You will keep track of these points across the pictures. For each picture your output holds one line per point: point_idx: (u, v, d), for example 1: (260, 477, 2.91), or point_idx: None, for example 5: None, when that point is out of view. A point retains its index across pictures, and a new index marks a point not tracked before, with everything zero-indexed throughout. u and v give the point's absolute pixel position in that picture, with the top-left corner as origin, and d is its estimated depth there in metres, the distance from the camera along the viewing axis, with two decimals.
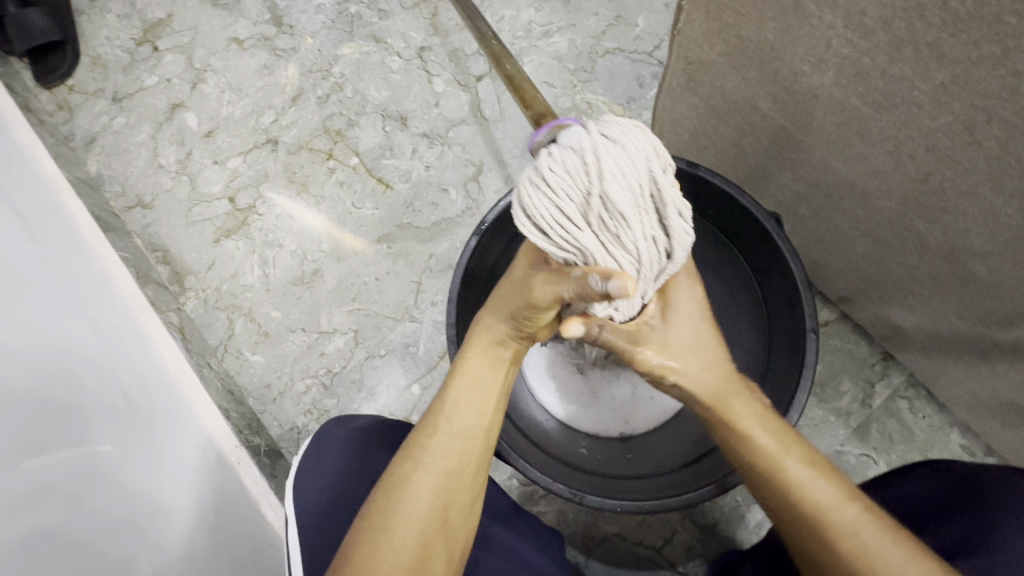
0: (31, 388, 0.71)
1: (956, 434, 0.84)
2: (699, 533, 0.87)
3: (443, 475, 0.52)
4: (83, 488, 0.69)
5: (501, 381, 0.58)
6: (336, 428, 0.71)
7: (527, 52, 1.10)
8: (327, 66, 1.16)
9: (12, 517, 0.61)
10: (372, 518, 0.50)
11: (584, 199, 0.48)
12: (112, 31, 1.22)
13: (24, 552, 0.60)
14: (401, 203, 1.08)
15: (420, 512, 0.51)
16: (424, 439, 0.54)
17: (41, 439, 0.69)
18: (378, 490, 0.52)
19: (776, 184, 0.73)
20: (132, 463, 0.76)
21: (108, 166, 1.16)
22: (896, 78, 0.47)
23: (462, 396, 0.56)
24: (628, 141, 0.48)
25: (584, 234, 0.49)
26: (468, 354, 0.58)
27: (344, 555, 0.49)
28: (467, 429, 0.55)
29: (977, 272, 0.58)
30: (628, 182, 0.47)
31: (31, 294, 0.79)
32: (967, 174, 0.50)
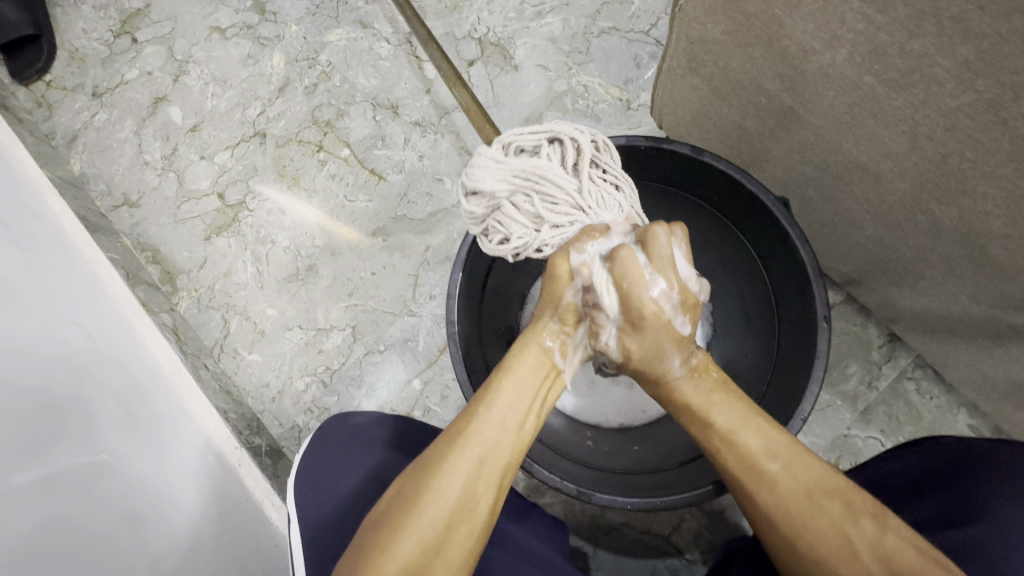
0: (42, 382, 0.73)
1: (963, 415, 0.84)
2: (707, 520, 0.86)
3: (476, 462, 0.50)
4: (92, 481, 0.71)
5: (543, 384, 0.57)
6: (335, 426, 0.70)
7: (520, 34, 1.06)
8: (313, 54, 1.12)
9: (33, 505, 0.65)
10: (402, 499, 0.49)
11: (511, 193, 0.58)
12: (89, 23, 1.17)
13: (40, 539, 0.62)
14: (395, 195, 1.06)
15: (449, 497, 0.49)
16: (462, 425, 0.53)
17: (50, 432, 0.71)
18: (411, 472, 0.51)
19: (780, 165, 0.71)
20: (140, 457, 0.77)
21: (92, 164, 1.13)
22: (916, 55, 0.45)
23: (505, 390, 0.54)
24: (487, 165, 0.57)
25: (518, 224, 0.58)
26: (518, 351, 0.58)
27: (372, 528, 0.49)
28: (507, 422, 0.53)
29: (995, 256, 0.57)
30: (507, 164, 0.57)
31: (28, 299, 0.79)
32: (989, 155, 0.48)
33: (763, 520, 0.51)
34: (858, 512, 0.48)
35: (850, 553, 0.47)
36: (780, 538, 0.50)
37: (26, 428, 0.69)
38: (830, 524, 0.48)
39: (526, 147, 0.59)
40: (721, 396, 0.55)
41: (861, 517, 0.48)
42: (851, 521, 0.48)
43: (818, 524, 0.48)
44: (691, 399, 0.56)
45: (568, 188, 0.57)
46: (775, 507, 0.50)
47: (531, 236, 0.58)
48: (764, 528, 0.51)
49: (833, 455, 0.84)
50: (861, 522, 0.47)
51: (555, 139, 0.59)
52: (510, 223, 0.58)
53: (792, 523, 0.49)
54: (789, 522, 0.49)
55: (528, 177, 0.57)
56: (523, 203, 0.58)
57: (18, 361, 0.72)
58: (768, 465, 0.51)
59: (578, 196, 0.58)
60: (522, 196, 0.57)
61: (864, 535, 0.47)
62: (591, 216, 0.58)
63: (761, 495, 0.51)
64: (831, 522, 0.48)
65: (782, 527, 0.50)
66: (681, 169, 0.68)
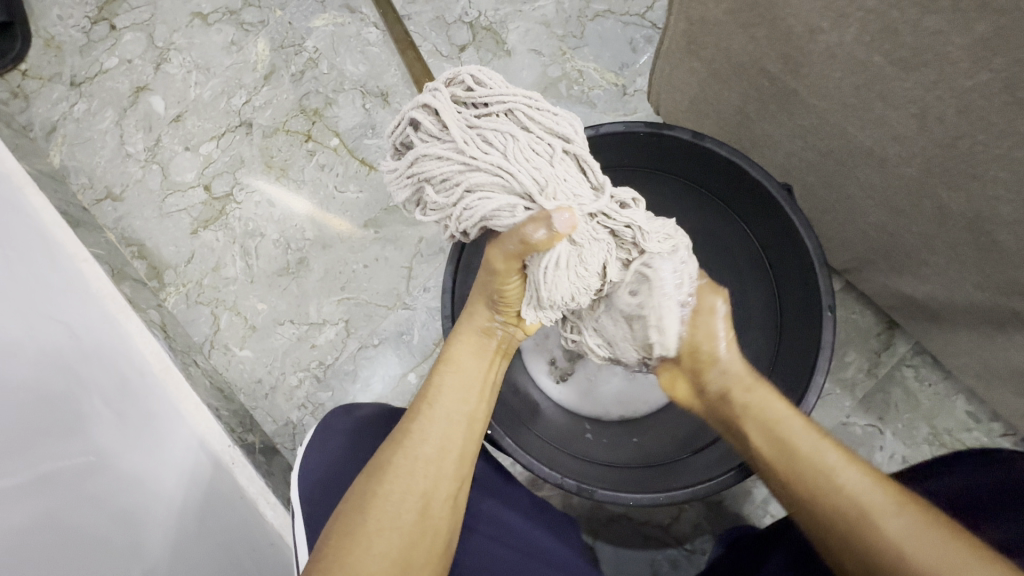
0: (33, 375, 0.74)
1: (961, 401, 0.84)
2: (706, 510, 0.86)
3: (423, 461, 0.51)
4: (80, 480, 0.70)
5: (486, 371, 0.58)
6: (339, 419, 0.68)
7: (513, 18, 1.03)
8: (299, 40, 1.08)
9: (22, 504, 0.65)
10: (353, 502, 0.50)
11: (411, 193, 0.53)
12: (64, 9, 1.12)
13: (30, 536, 0.63)
14: (387, 185, 1.03)
15: (398, 499, 0.50)
16: (406, 423, 0.53)
17: (41, 426, 0.71)
18: (363, 475, 0.52)
19: (781, 151, 0.69)
20: (136, 449, 0.77)
21: (73, 157, 1.09)
22: (929, 33, 0.44)
23: (445, 381, 0.55)
24: (390, 181, 0.53)
25: (442, 215, 0.52)
26: (455, 343, 0.58)
27: (329, 532, 0.50)
28: (451, 414, 0.53)
29: (1002, 242, 0.56)
30: (398, 168, 0.51)
31: (24, 295, 0.79)
32: (1001, 137, 0.47)
33: None
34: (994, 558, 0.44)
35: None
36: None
37: (18, 423, 0.70)
38: (933, 560, 0.45)
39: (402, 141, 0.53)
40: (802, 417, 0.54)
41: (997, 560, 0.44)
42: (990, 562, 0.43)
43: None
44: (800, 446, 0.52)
45: (456, 156, 0.49)
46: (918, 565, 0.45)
47: (449, 226, 0.52)
48: None
49: None
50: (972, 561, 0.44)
51: (415, 118, 0.51)
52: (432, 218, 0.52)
53: (892, 560, 0.46)
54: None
55: (410, 171, 0.51)
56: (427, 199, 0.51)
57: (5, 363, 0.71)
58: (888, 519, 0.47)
59: (463, 158, 0.49)
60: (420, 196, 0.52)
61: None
62: (491, 164, 0.48)
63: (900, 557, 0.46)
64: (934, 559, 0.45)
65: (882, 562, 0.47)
66: (681, 155, 0.67)
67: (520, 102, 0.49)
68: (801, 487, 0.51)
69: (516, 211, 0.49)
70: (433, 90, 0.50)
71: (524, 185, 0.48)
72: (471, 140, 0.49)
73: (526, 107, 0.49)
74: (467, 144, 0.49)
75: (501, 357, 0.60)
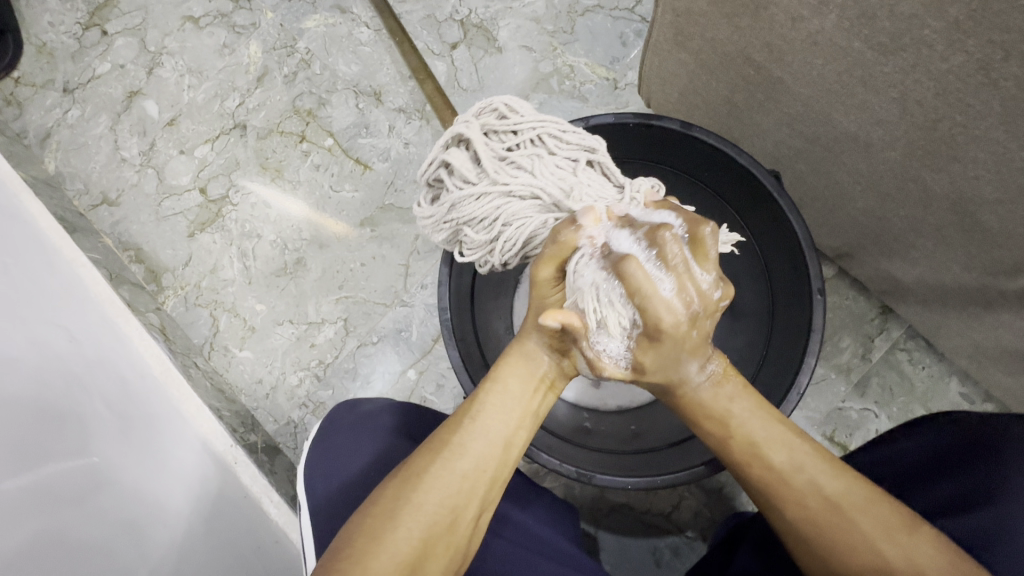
0: (37, 392, 0.79)
1: (954, 383, 0.85)
2: (706, 498, 0.87)
3: (461, 476, 0.50)
4: (86, 491, 0.77)
5: (533, 398, 0.55)
6: (344, 414, 0.69)
7: (503, 15, 1.04)
8: (291, 41, 1.09)
9: (36, 516, 0.73)
10: (383, 504, 0.49)
11: (451, 236, 0.58)
12: (55, 15, 1.12)
13: (35, 551, 0.70)
14: (382, 183, 1.04)
15: (431, 508, 0.49)
16: (448, 435, 0.52)
17: (48, 442, 0.78)
18: (395, 477, 0.51)
19: (771, 139, 0.70)
20: (132, 456, 0.80)
21: (68, 163, 1.10)
22: (905, 17, 0.45)
23: (490, 401, 0.54)
24: (427, 225, 0.58)
25: (480, 245, 0.57)
26: (505, 364, 0.56)
27: (353, 529, 0.49)
28: (492, 435, 0.52)
29: (986, 222, 0.57)
30: (433, 214, 0.57)
31: (22, 309, 0.81)
32: (979, 118, 0.48)
33: (792, 535, 0.52)
34: (897, 528, 0.48)
35: (883, 568, 0.48)
36: (810, 553, 0.51)
37: (22, 441, 0.76)
38: (864, 541, 0.49)
39: (437, 184, 0.58)
40: (744, 405, 0.54)
41: (895, 532, 0.48)
42: (882, 529, 0.49)
43: (851, 537, 0.49)
44: (710, 406, 0.54)
45: (490, 186, 0.54)
46: (803, 518, 0.51)
47: (485, 258, 0.58)
48: (795, 543, 0.52)
49: (828, 428, 0.85)
50: (895, 537, 0.48)
51: (448, 165, 0.56)
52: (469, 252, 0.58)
53: (793, 508, 0.52)
54: (822, 537, 0.50)
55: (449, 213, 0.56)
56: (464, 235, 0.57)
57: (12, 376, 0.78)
58: (794, 477, 0.52)
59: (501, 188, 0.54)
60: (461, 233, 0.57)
61: (899, 549, 0.48)
62: (523, 188, 0.55)
63: (788, 507, 0.52)
64: (864, 537, 0.49)
65: (814, 543, 0.51)
66: (669, 144, 0.68)
67: (545, 127, 0.56)
68: (745, 475, 0.54)
69: (551, 224, 0.55)
70: (461, 125, 0.55)
71: (560, 199, 0.55)
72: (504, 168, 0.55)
73: (555, 129, 0.56)
74: (503, 178, 0.54)
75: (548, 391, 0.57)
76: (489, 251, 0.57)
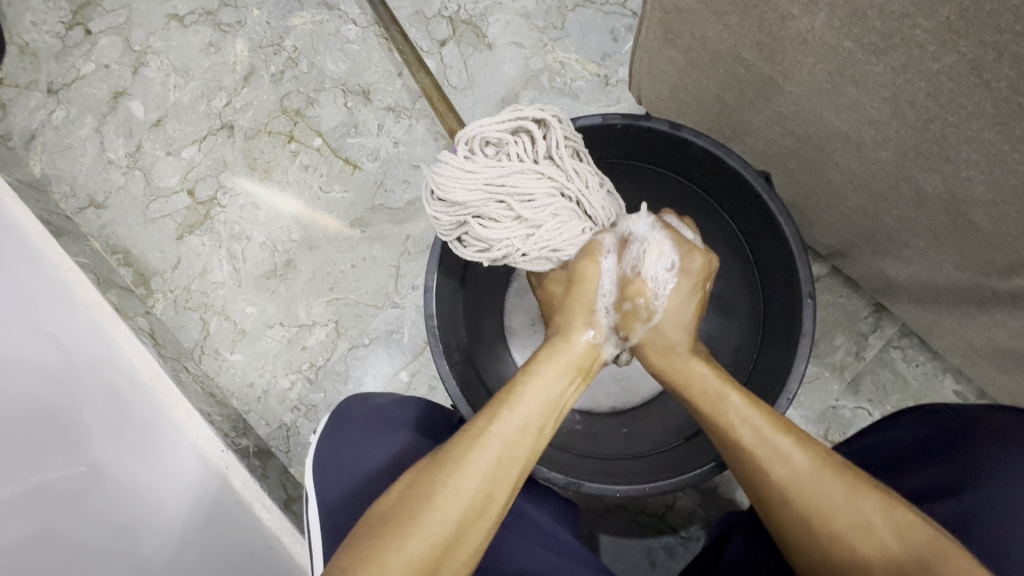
0: (38, 389, 0.78)
1: (948, 380, 0.84)
2: (699, 497, 0.87)
3: (495, 461, 0.50)
4: (85, 489, 0.76)
5: (568, 390, 0.56)
6: (355, 406, 0.68)
7: (492, 11, 1.02)
8: (278, 39, 1.07)
9: (33, 513, 0.72)
10: (417, 489, 0.49)
11: (480, 204, 0.58)
12: (38, 14, 1.10)
13: (31, 547, 0.70)
14: (372, 184, 1.03)
15: (466, 493, 0.48)
16: (486, 421, 0.51)
17: (46, 439, 0.76)
18: (430, 462, 0.50)
19: (762, 138, 0.69)
20: (127, 454, 0.79)
21: (53, 165, 1.08)
22: (897, 16, 0.44)
23: (530, 390, 0.54)
24: (465, 180, 0.57)
25: (514, 225, 0.59)
26: (546, 359, 0.57)
27: (384, 514, 0.48)
28: (527, 423, 0.52)
29: (979, 223, 0.56)
30: (478, 174, 0.57)
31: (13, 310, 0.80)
32: (971, 119, 0.47)
33: (778, 498, 0.51)
34: (874, 490, 0.49)
35: (866, 525, 0.48)
36: (796, 515, 0.50)
37: (23, 436, 0.75)
38: (846, 499, 0.49)
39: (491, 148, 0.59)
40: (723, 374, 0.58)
41: (871, 491, 0.49)
42: (863, 490, 0.49)
43: (834, 495, 0.49)
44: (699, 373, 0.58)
45: (546, 177, 0.59)
46: (788, 478, 0.51)
47: (511, 240, 0.59)
48: (780, 507, 0.51)
49: (822, 427, 0.85)
50: (869, 494, 0.49)
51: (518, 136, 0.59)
52: (496, 228, 0.59)
53: (780, 469, 0.51)
54: (807, 497, 0.50)
55: (498, 182, 0.58)
56: (498, 209, 0.59)
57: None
58: (778, 439, 0.52)
59: (557, 183, 0.60)
60: (502, 206, 0.58)
61: (877, 507, 0.48)
62: (572, 190, 0.61)
63: (774, 468, 0.51)
64: (845, 494, 0.49)
65: (795, 502, 0.50)
66: (659, 145, 0.67)
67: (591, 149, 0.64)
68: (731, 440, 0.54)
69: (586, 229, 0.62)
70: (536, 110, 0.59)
71: (595, 216, 0.63)
72: (562, 165, 0.60)
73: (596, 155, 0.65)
74: (562, 171, 0.60)
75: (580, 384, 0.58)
76: (520, 235, 0.60)
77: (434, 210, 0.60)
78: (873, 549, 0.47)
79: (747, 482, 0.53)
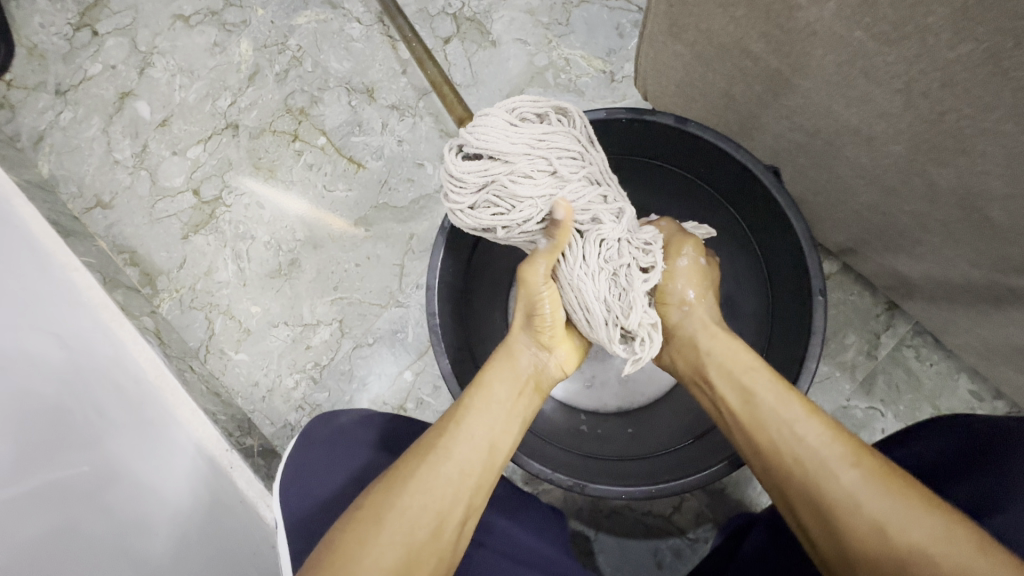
0: (55, 389, 0.78)
1: (963, 380, 0.83)
2: (707, 498, 0.86)
3: (445, 480, 0.49)
4: (98, 486, 0.75)
5: (516, 402, 0.57)
6: (320, 428, 0.68)
7: (496, 7, 1.01)
8: (282, 38, 1.07)
9: (53, 510, 0.71)
10: (366, 512, 0.47)
11: (511, 166, 0.55)
12: (45, 16, 1.11)
13: (45, 546, 0.68)
14: (376, 182, 1.02)
15: (415, 513, 0.47)
16: (432, 440, 0.52)
17: (59, 438, 0.76)
18: (376, 484, 0.50)
19: (770, 133, 0.68)
20: (137, 451, 0.80)
21: (61, 166, 1.09)
22: (909, 5, 0.42)
23: (476, 406, 0.54)
24: (502, 139, 0.55)
25: (543, 191, 0.56)
26: (491, 369, 0.58)
27: (335, 535, 0.47)
28: (476, 440, 0.52)
29: (996, 218, 0.54)
30: (516, 136, 0.56)
31: (22, 311, 0.79)
32: (988, 110, 0.45)
33: (847, 504, 0.49)
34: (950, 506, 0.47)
35: (946, 537, 0.45)
36: (867, 523, 0.47)
37: (33, 436, 0.74)
38: (923, 509, 0.46)
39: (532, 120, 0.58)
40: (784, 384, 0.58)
41: (948, 506, 0.47)
42: (938, 504, 0.47)
43: (908, 503, 0.47)
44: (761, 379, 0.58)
45: (578, 154, 0.58)
46: (858, 481, 0.49)
47: (536, 206, 0.56)
48: (850, 515, 0.48)
49: None
50: (945, 506, 0.46)
51: (565, 108, 0.59)
52: (523, 191, 0.56)
53: (850, 470, 0.50)
54: (879, 501, 0.48)
55: (535, 147, 0.56)
56: (528, 174, 0.56)
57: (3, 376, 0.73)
58: (845, 444, 0.51)
59: (587, 163, 0.59)
60: (541, 162, 0.56)
61: (956, 520, 0.45)
62: (599, 171, 0.60)
63: (844, 470, 0.50)
64: (920, 503, 0.47)
65: (868, 507, 0.48)
66: (667, 141, 0.66)
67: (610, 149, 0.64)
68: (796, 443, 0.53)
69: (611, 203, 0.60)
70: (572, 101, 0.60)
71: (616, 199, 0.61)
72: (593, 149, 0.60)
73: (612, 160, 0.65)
74: (598, 152, 0.60)
75: (529, 395, 0.59)
76: (546, 203, 0.57)
77: (459, 164, 0.56)
78: (956, 563, 0.44)
79: (811, 490, 0.51)
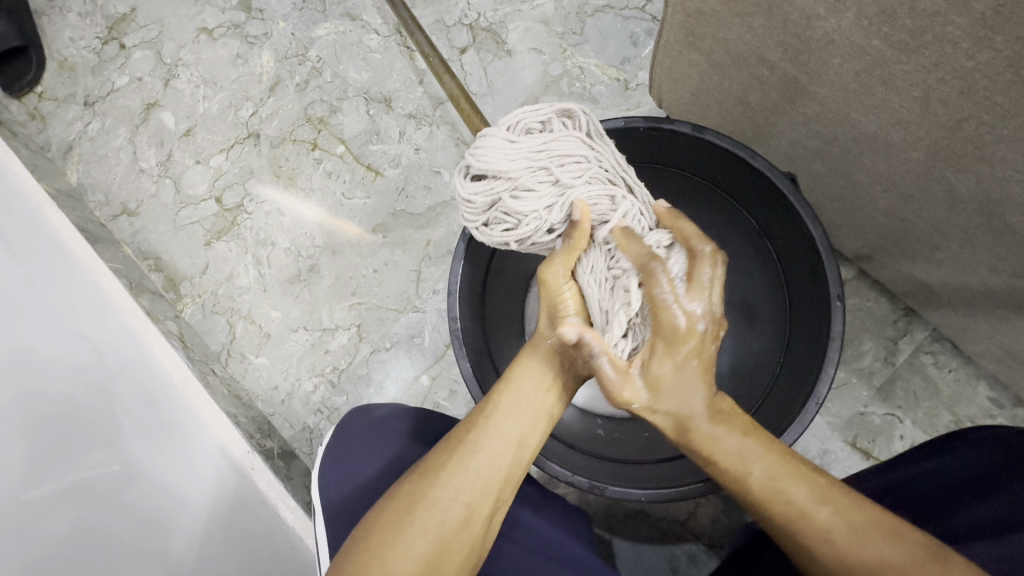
0: (70, 387, 0.80)
1: (983, 387, 0.82)
2: (723, 504, 0.85)
3: (476, 473, 0.50)
4: (119, 486, 0.77)
5: (546, 399, 0.56)
6: (357, 419, 0.69)
7: (512, 18, 1.03)
8: (302, 50, 1.10)
9: (69, 508, 0.72)
10: (400, 500, 0.49)
11: (512, 179, 0.57)
12: (75, 30, 1.15)
13: (69, 543, 0.70)
14: (393, 190, 1.04)
15: (446, 503, 0.48)
16: (464, 433, 0.52)
17: (80, 439, 0.77)
18: (411, 473, 0.51)
19: (787, 140, 0.68)
20: (155, 450, 0.81)
21: (89, 175, 1.12)
22: (927, 15, 0.43)
23: (505, 402, 0.54)
24: (500, 155, 0.56)
25: (545, 200, 0.57)
26: (520, 367, 0.57)
27: (371, 520, 0.48)
28: (506, 434, 0.53)
29: (1016, 224, 0.54)
30: (514, 149, 0.56)
31: (44, 318, 0.82)
32: (1007, 117, 0.46)
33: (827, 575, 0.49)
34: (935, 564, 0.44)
35: None
36: None
37: (55, 436, 0.76)
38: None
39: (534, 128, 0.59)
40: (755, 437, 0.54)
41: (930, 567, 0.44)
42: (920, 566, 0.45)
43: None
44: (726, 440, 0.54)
45: (581, 156, 0.58)
46: (830, 557, 0.48)
47: (541, 216, 0.57)
48: None
49: (849, 434, 0.83)
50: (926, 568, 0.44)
51: (569, 110, 0.59)
52: (527, 202, 0.57)
53: (822, 545, 0.48)
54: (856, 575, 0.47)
55: (534, 157, 0.57)
56: (531, 185, 0.57)
57: (21, 381, 0.76)
58: (813, 514, 0.49)
59: (591, 163, 0.58)
60: (542, 172, 0.57)
61: None
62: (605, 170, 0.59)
63: (817, 548, 0.49)
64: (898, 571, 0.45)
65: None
66: (684, 149, 0.67)
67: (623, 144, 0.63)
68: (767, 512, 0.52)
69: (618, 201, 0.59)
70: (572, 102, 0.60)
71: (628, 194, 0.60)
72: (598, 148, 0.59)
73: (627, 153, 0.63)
74: (603, 148, 0.60)
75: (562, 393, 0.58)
76: (551, 211, 0.57)
77: (464, 187, 0.58)
78: None
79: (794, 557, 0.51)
